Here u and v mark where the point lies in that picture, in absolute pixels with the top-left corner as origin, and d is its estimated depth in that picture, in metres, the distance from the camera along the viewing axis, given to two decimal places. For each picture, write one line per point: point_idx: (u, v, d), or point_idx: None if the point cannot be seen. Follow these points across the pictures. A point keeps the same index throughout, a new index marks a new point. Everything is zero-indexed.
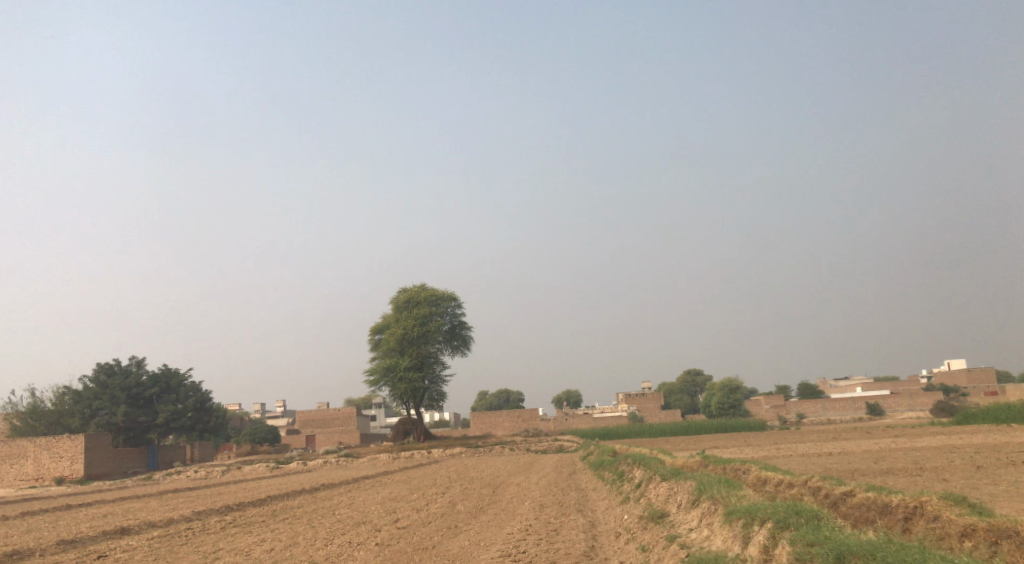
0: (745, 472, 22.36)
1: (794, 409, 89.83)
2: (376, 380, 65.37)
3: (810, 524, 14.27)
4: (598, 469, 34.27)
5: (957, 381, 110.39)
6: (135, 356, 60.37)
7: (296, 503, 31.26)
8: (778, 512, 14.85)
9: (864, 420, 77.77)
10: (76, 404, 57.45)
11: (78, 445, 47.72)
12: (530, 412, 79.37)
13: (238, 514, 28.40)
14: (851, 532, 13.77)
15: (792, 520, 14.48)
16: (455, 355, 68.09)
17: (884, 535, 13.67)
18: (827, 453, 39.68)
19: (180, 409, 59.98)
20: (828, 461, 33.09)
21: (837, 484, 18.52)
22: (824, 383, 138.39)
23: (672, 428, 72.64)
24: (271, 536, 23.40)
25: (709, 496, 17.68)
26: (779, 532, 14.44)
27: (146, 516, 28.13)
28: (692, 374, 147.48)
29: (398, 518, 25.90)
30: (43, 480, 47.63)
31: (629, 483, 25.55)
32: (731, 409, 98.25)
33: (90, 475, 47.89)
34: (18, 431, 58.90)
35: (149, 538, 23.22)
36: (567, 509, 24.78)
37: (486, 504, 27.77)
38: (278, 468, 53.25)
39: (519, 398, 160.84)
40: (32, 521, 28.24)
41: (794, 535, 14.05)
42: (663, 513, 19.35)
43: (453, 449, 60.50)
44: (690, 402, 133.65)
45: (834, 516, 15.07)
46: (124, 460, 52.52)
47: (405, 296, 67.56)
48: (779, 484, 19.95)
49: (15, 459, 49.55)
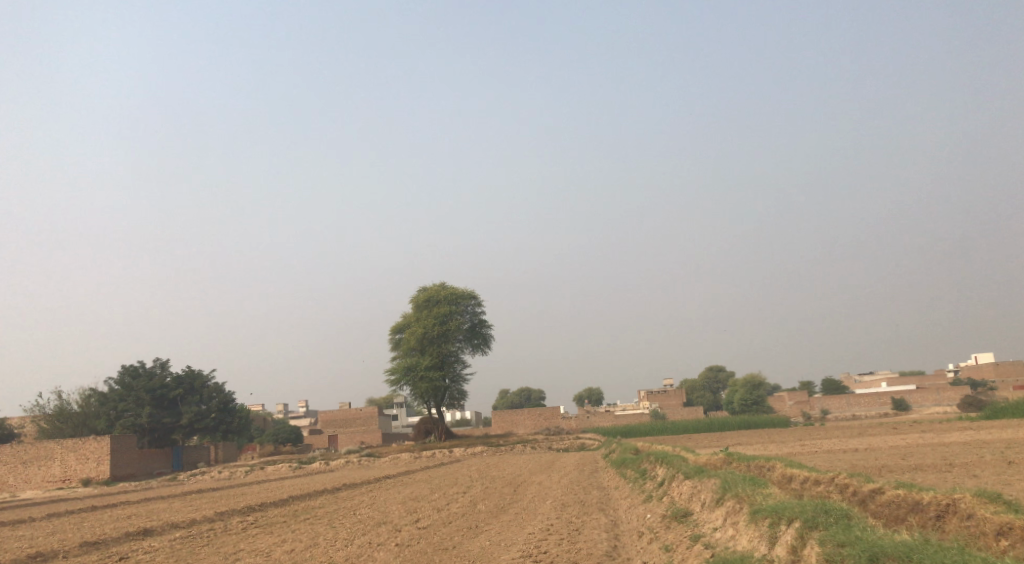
0: (769, 470, 21.99)
1: (819, 405, 88.95)
2: (397, 379, 65.32)
3: (841, 523, 13.86)
4: (620, 467, 33.94)
5: (985, 375, 108.90)
6: (160, 357, 60.67)
7: (317, 503, 31.17)
8: (806, 511, 14.48)
9: (891, 416, 76.84)
10: (101, 406, 57.74)
11: (103, 446, 47.98)
12: (552, 411, 79.09)
13: (260, 514, 28.30)
14: (882, 531, 13.38)
15: (822, 520, 14.10)
16: (475, 353, 67.91)
17: (918, 535, 13.27)
18: (854, 449, 39.12)
19: (204, 410, 60.23)
20: (856, 457, 32.60)
21: (865, 481, 18.11)
22: (849, 378, 137.13)
23: (695, 425, 72.06)
24: (292, 537, 23.27)
25: (734, 494, 17.32)
26: (808, 531, 14.08)
27: (169, 517, 28.09)
28: (714, 371, 146.55)
29: (419, 518, 25.68)
30: (69, 481, 47.88)
31: (652, 481, 25.23)
32: (754, 406, 97.45)
33: (116, 476, 48.13)
34: (44, 433, 59.29)
35: (171, 540, 23.14)
36: (589, 508, 24.47)
37: (507, 503, 27.51)
38: (301, 469, 53.30)
39: (541, 396, 160.63)
40: (56, 523, 28.29)
41: (824, 534, 13.66)
42: (686, 512, 19.01)
43: (475, 448, 60.35)
44: (713, 399, 132.87)
45: (864, 515, 14.69)
46: (149, 461, 52.76)
47: (425, 295, 67.45)
48: (806, 481, 19.56)
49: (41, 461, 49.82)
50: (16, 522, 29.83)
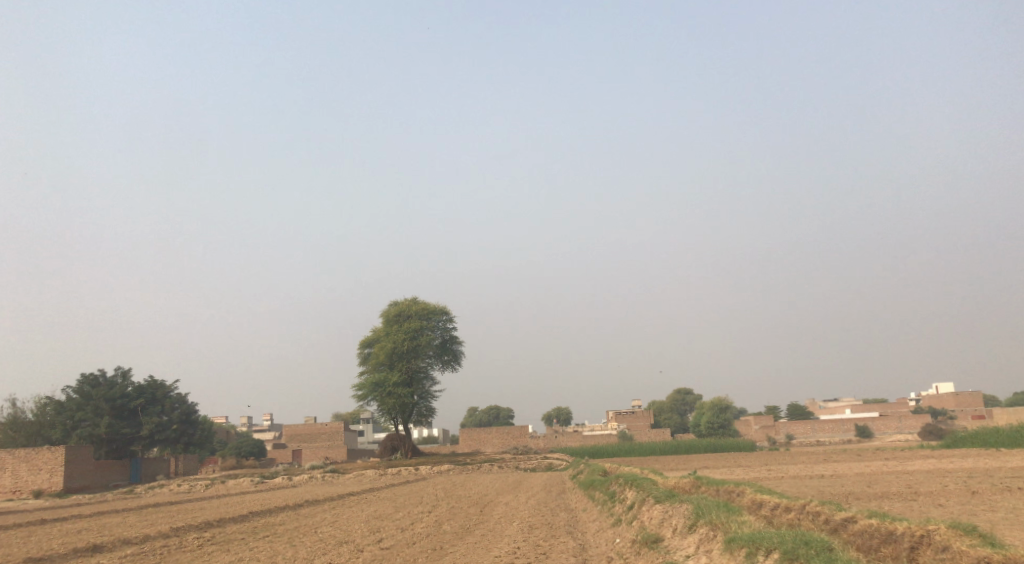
0: (739, 494, 21.74)
1: (784, 430, 89.20)
2: (365, 394, 64.49)
3: (822, 557, 13.56)
4: (589, 489, 33.50)
5: (945, 404, 110.01)
6: (121, 367, 59.37)
7: (278, 520, 30.41)
8: (785, 542, 14.20)
9: (854, 443, 77.18)
10: (58, 415, 56.21)
11: (58, 457, 46.75)
12: (520, 430, 78.50)
13: (218, 531, 27.54)
14: None
15: (802, 552, 13.81)
16: (445, 370, 67.36)
17: None
18: (820, 475, 38.96)
19: (166, 421, 59.03)
20: (823, 484, 32.45)
21: (836, 508, 17.88)
22: (813, 404, 138.02)
23: (661, 447, 71.82)
24: (249, 555, 22.59)
25: (707, 521, 17.00)
26: None
27: (122, 532, 27.24)
28: (682, 394, 146.76)
29: (383, 538, 25.06)
30: (20, 492, 46.45)
31: (621, 504, 24.89)
32: (720, 429, 97.61)
33: (70, 488, 46.83)
34: None
35: (123, 557, 22.31)
36: (557, 530, 24.04)
37: (474, 524, 26.97)
38: (263, 483, 52.25)
39: (509, 415, 160.09)
40: (4, 536, 27.33)
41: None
42: (657, 538, 18.63)
43: (441, 466, 59.63)
44: (679, 422, 132.95)
45: (844, 547, 14.41)
46: (105, 472, 51.44)
47: (396, 309, 66.75)
48: (777, 507, 19.27)
49: None
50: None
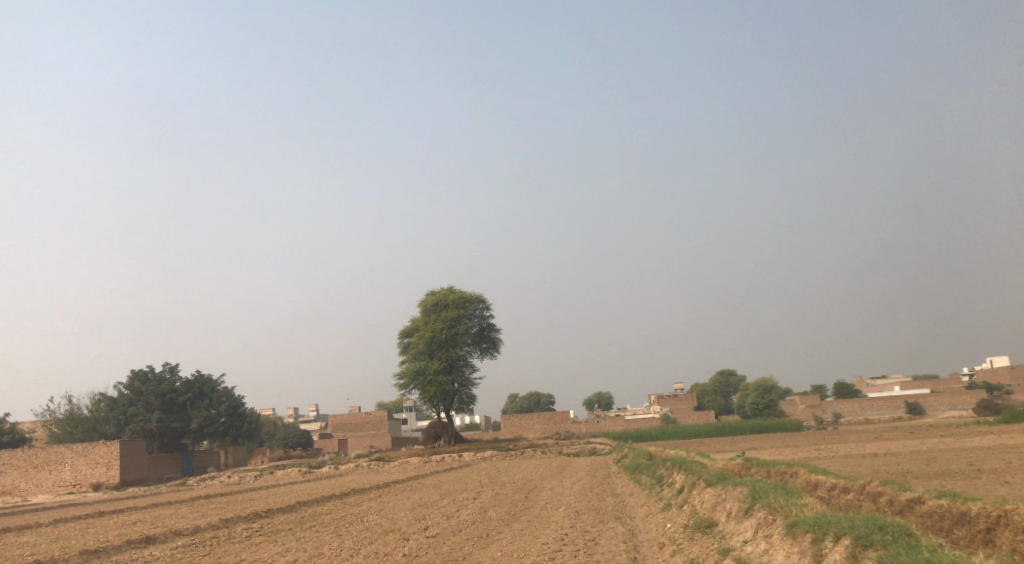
0: (793, 475, 20.96)
1: (832, 409, 87.51)
2: (405, 383, 64.35)
3: (902, 543, 12.83)
4: (635, 472, 32.92)
5: (999, 379, 107.22)
6: (169, 362, 59.90)
7: (324, 509, 30.32)
8: (857, 527, 13.48)
9: (905, 421, 75.44)
10: (111, 411, 56.93)
11: (114, 450, 47.18)
12: (562, 415, 78.05)
13: (267, 521, 27.42)
14: (950, 553, 12.31)
15: (878, 538, 13.08)
16: (484, 358, 67.03)
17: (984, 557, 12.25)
18: (873, 454, 37.93)
19: (214, 414, 59.43)
20: (877, 462, 31.51)
21: (900, 489, 17.06)
22: (862, 383, 135.60)
23: (706, 429, 70.76)
24: (296, 546, 22.29)
25: (765, 504, 16.34)
26: (862, 551, 13.07)
27: (174, 523, 27.16)
28: (726, 374, 144.72)
29: (428, 526, 24.67)
30: (80, 486, 47.05)
31: (670, 488, 24.27)
32: (765, 409, 96.29)
33: (126, 481, 47.34)
34: (56, 438, 58.47)
35: (172, 548, 22.17)
36: (604, 515, 23.52)
37: (518, 511, 26.51)
38: (310, 473, 52.43)
39: (551, 401, 159.88)
40: (62, 529, 27.31)
41: (884, 555, 12.66)
42: (711, 522, 17.99)
43: (484, 452, 59.43)
44: (724, 404, 131.53)
45: (921, 531, 13.59)
46: (159, 465, 52.00)
47: (433, 298, 66.50)
48: (833, 488, 18.50)
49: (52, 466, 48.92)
50: (22, 526, 28.75)
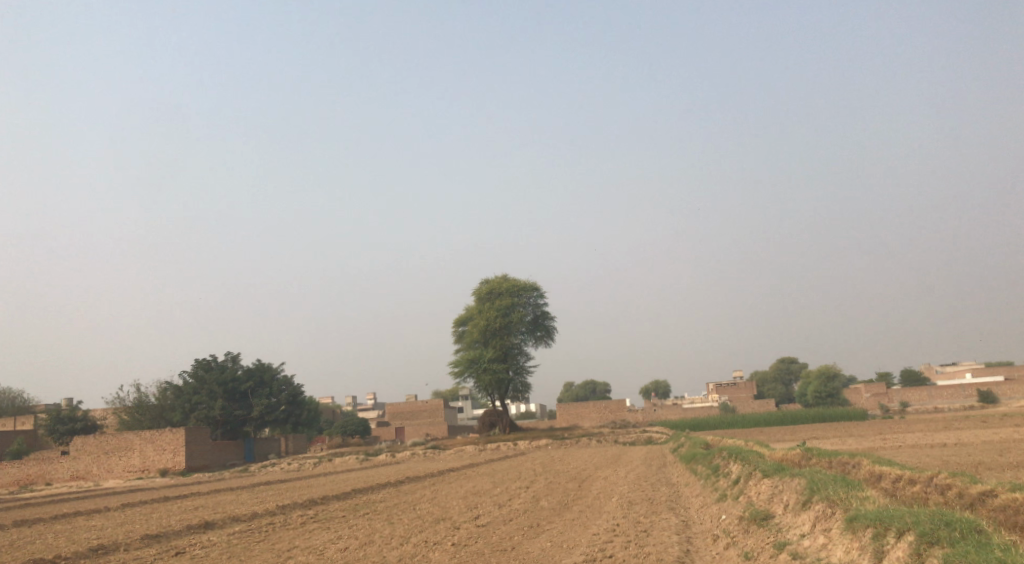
0: (855, 467, 20.19)
1: (898, 397, 85.19)
2: (460, 371, 64.35)
3: (970, 541, 12.13)
4: (690, 462, 32.29)
5: None
6: (230, 351, 60.75)
7: (379, 496, 30.32)
8: (922, 523, 12.81)
9: (976, 409, 73.10)
10: (176, 399, 57.98)
11: (179, 437, 48.01)
12: (619, 404, 77.36)
13: (322, 508, 27.49)
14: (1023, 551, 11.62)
15: (944, 534, 12.40)
16: (539, 346, 66.69)
17: None
18: (941, 444, 36.72)
19: (274, 402, 60.21)
20: (945, 453, 30.36)
21: (970, 481, 16.25)
22: (929, 369, 132.02)
23: (767, 418, 69.44)
24: (348, 533, 22.19)
25: (823, 497, 15.70)
26: (928, 549, 12.41)
27: (232, 509, 27.36)
28: (786, 362, 142.13)
29: (479, 515, 24.41)
30: (148, 471, 47.99)
31: (726, 479, 23.62)
32: (827, 398, 94.29)
33: (192, 467, 48.19)
34: (124, 425, 59.74)
35: (228, 534, 22.23)
36: (657, 506, 22.99)
37: (571, 500, 26.13)
38: (368, 461, 52.72)
39: (607, 389, 159.08)
40: (126, 514, 27.69)
41: (951, 554, 11.98)
42: (767, 514, 17.38)
43: (539, 441, 59.09)
44: (784, 392, 129.21)
45: (991, 526, 12.88)
46: (222, 452, 52.79)
47: (487, 287, 66.37)
48: (898, 480, 17.73)
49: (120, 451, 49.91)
50: (89, 510, 29.31)
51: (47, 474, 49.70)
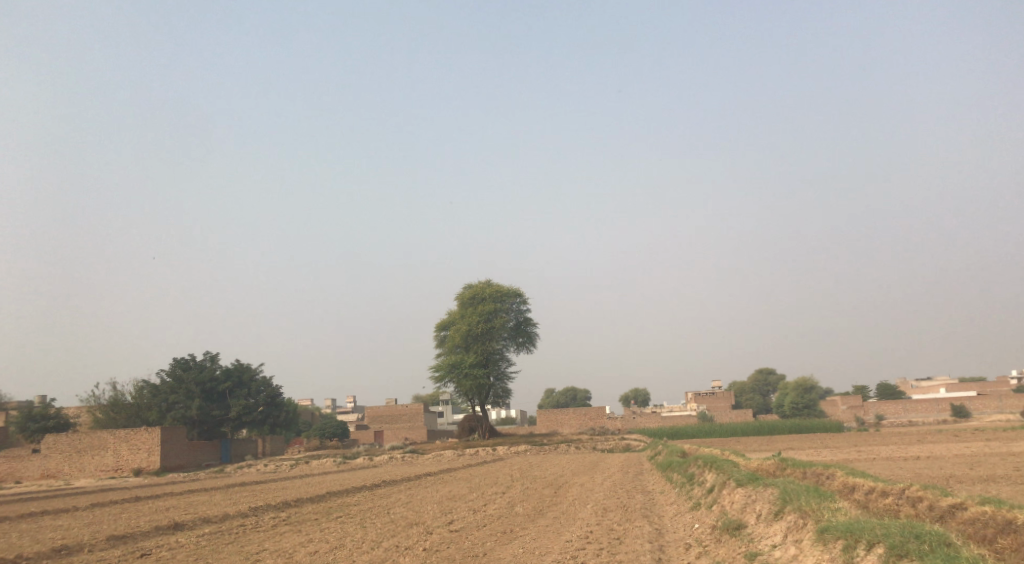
0: (829, 477, 20.20)
1: (873, 410, 85.77)
2: (441, 376, 64.11)
3: (940, 554, 12.09)
4: (667, 470, 32.29)
5: None
6: (209, 351, 60.22)
7: (353, 500, 30.07)
8: (892, 535, 12.77)
9: (950, 423, 73.73)
10: (153, 398, 57.37)
11: (155, 437, 47.49)
12: (598, 411, 77.39)
13: (295, 511, 27.22)
14: None
15: (914, 547, 12.36)
16: (520, 352, 66.54)
17: None
18: (915, 457, 36.94)
19: (252, 403, 59.73)
20: (919, 466, 30.54)
21: (942, 494, 16.27)
22: (904, 383, 133.10)
23: (744, 428, 69.63)
24: (319, 537, 21.95)
25: (795, 507, 15.66)
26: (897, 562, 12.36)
27: (203, 510, 27.02)
28: (764, 373, 142.83)
29: (453, 520, 24.24)
30: (121, 471, 47.42)
31: (701, 487, 23.59)
32: (804, 409, 94.79)
33: (167, 467, 47.68)
34: (99, 423, 59.03)
35: (198, 536, 21.94)
36: (631, 513, 22.93)
37: (546, 506, 26.02)
38: (345, 464, 52.39)
39: (586, 397, 159.27)
40: (95, 513, 27.28)
41: None
42: (740, 524, 17.35)
43: (518, 447, 58.95)
44: (762, 403, 129.81)
45: (961, 540, 12.85)
46: (198, 453, 52.27)
47: (470, 291, 66.22)
48: (871, 492, 17.74)
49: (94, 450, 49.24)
50: (58, 510, 28.86)
51: (18, 472, 49.01)
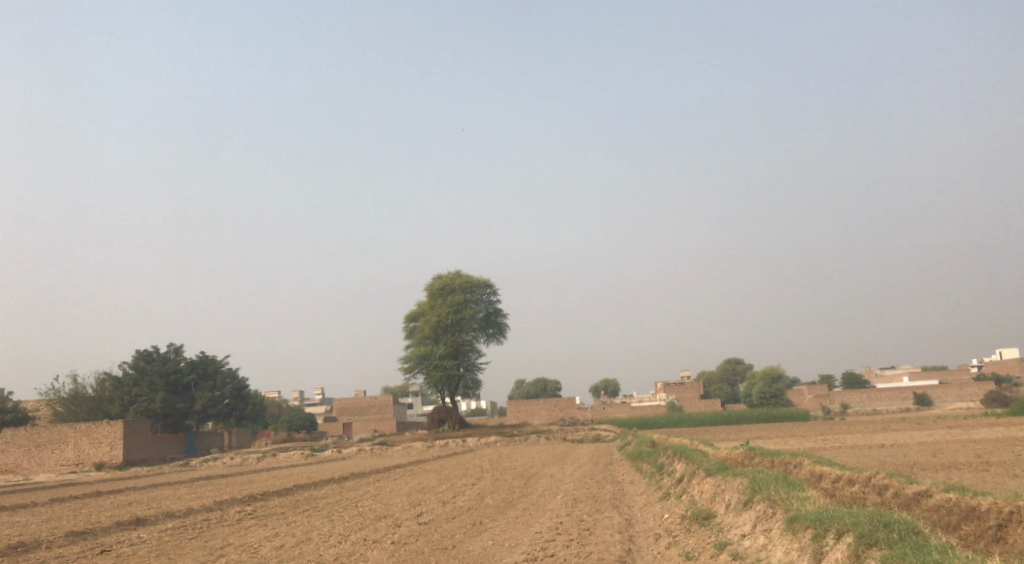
0: (796, 466, 20.26)
1: (839, 399, 86.70)
2: (411, 368, 63.79)
3: (908, 543, 12.11)
4: (636, 460, 32.31)
5: (1009, 370, 106.00)
6: (173, 343, 59.38)
7: (321, 493, 29.77)
8: (861, 524, 12.78)
9: (913, 412, 74.74)
10: (115, 390, 56.48)
11: (117, 430, 46.73)
12: (567, 401, 77.48)
13: (261, 504, 26.88)
14: (959, 554, 11.64)
15: (883, 536, 12.38)
16: (490, 343, 66.36)
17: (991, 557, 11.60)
18: (879, 445, 37.34)
19: (218, 396, 59.03)
20: (883, 454, 30.84)
21: (907, 481, 16.37)
22: (869, 373, 134.84)
23: (712, 418, 70.08)
24: (285, 530, 21.64)
25: (764, 497, 15.66)
26: (866, 550, 12.36)
27: (167, 505, 26.55)
28: (732, 363, 144.01)
29: (422, 512, 24.00)
30: (83, 465, 46.62)
31: (670, 477, 23.59)
32: (771, 399, 95.68)
33: (130, 461, 46.94)
34: (60, 417, 57.95)
35: (161, 531, 21.52)
36: (601, 504, 22.86)
37: (515, 498, 25.89)
38: (314, 456, 51.95)
39: (556, 387, 159.62)
40: (55, 509, 26.72)
41: (888, 555, 11.96)
42: (708, 514, 17.35)
43: (488, 438, 58.81)
44: (730, 393, 130.83)
45: (930, 528, 12.91)
46: (163, 446, 51.54)
47: (440, 282, 65.90)
48: (838, 480, 17.79)
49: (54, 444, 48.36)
50: (17, 506, 28.24)
51: None
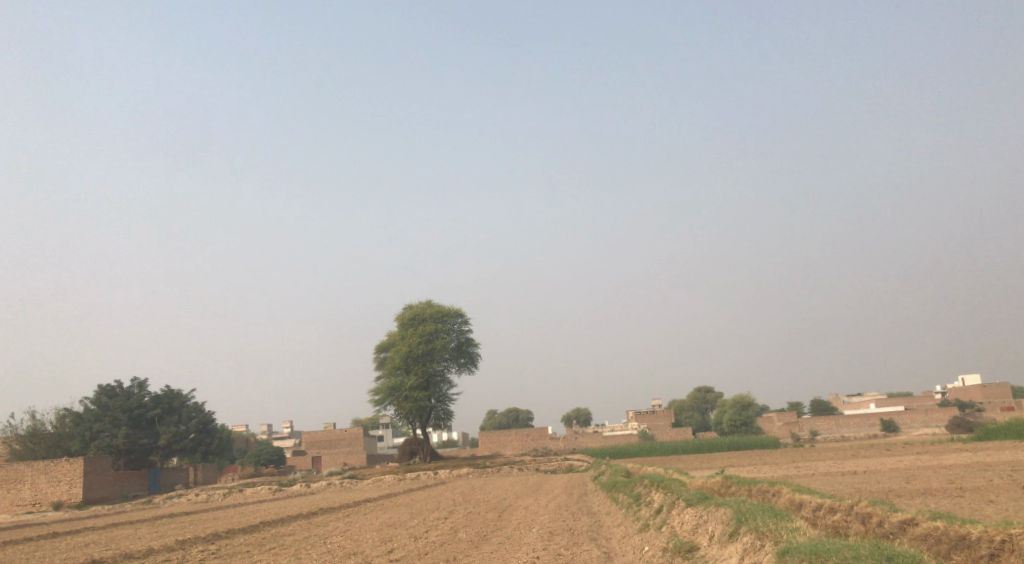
0: (775, 495, 19.86)
1: (807, 426, 86.62)
2: (382, 400, 62.83)
3: None
4: (611, 491, 31.76)
5: (972, 396, 106.90)
6: (137, 377, 57.99)
7: (288, 530, 28.85)
8: (861, 556, 12.44)
9: (881, 438, 74.93)
10: (76, 426, 54.81)
11: (77, 468, 45.32)
12: (539, 432, 76.74)
13: (225, 543, 25.97)
14: None
15: None
16: (461, 373, 65.51)
17: None
18: (853, 471, 37.17)
19: (183, 430, 57.64)
20: (856, 479, 30.67)
21: (890, 509, 16.01)
22: (837, 399, 135.46)
23: (683, 446, 69.69)
24: None
25: (751, 528, 15.20)
26: None
27: (126, 546, 25.50)
28: (703, 391, 143.58)
29: (394, 549, 23.25)
30: (40, 505, 45.01)
31: (648, 508, 23.10)
32: (742, 426, 95.52)
33: (90, 500, 45.46)
34: (17, 455, 55.96)
35: None
36: (579, 536, 22.31)
37: (490, 532, 25.25)
38: (281, 491, 50.65)
39: (527, 418, 158.51)
40: (7, 553, 25.53)
41: None
42: (691, 546, 16.85)
43: (460, 469, 57.89)
44: (700, 420, 130.51)
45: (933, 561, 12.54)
46: (124, 483, 50.06)
47: (410, 312, 65.10)
48: (819, 509, 17.42)
49: (10, 483, 46.73)
50: None
51: None
